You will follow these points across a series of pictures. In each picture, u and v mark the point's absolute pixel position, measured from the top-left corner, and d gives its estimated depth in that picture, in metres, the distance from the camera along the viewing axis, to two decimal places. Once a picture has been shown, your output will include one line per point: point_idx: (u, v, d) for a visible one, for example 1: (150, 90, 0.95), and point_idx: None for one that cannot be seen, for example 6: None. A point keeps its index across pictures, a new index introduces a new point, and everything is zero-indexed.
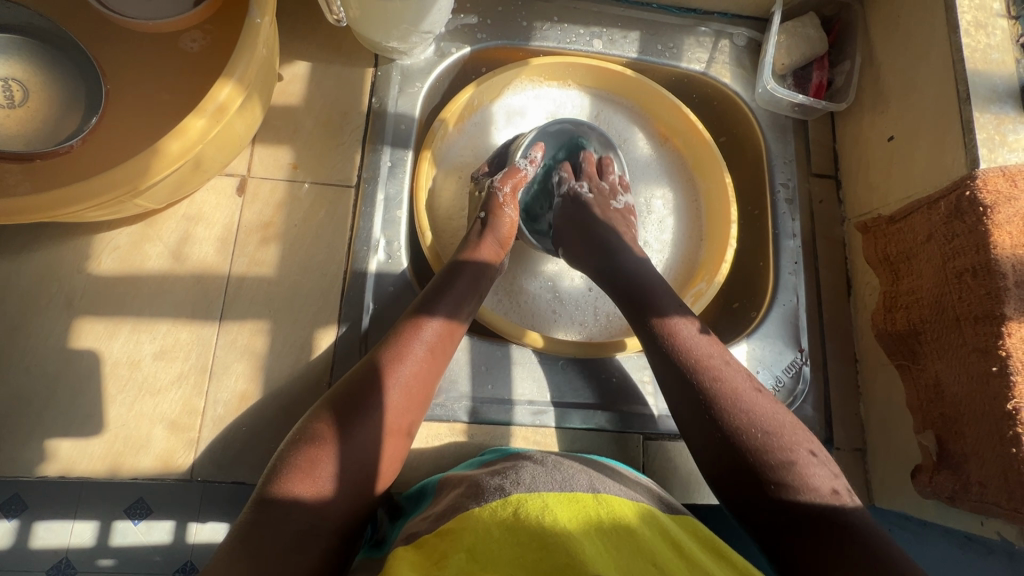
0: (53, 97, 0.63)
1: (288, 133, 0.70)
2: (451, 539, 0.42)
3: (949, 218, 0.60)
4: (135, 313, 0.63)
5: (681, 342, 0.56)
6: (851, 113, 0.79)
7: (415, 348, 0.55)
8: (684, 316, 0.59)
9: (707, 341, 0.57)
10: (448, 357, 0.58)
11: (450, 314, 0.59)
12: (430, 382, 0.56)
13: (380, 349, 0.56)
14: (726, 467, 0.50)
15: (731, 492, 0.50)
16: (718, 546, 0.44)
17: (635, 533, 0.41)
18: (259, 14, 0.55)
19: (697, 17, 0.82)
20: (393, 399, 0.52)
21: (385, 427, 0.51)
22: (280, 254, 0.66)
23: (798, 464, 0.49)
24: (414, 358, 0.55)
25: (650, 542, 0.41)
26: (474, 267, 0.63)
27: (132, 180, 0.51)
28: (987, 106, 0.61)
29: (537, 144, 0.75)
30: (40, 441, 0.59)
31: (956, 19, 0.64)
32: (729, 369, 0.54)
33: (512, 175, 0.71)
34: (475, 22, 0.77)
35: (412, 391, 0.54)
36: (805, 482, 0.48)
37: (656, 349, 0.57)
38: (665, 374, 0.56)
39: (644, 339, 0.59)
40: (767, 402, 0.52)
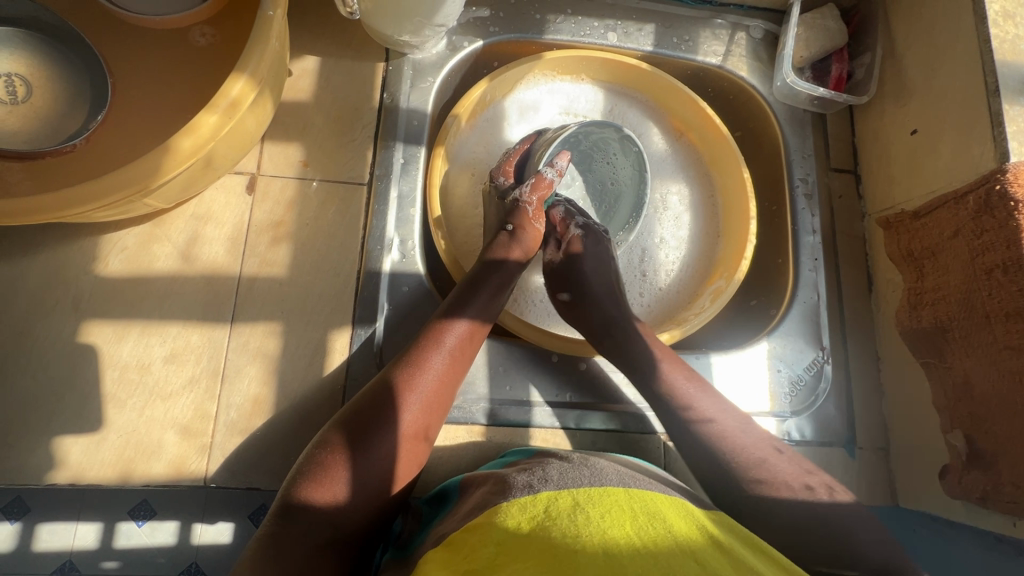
0: (58, 94, 0.61)
1: (298, 130, 0.68)
2: (479, 536, 0.40)
3: (978, 212, 0.59)
4: (143, 316, 0.62)
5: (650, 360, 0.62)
6: (871, 106, 0.77)
7: (430, 354, 0.54)
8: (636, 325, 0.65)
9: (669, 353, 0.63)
10: (469, 362, 0.57)
11: (468, 314, 0.57)
12: (450, 388, 0.54)
13: (401, 356, 0.55)
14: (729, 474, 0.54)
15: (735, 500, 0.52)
16: (761, 544, 0.42)
17: (672, 527, 0.39)
18: (271, 6, 0.53)
19: (712, 9, 0.81)
20: (411, 407, 0.51)
21: (402, 432, 0.50)
22: (292, 254, 0.65)
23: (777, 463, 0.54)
24: (432, 365, 0.54)
25: (686, 536, 0.39)
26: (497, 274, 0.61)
27: (142, 179, 0.50)
28: (1017, 99, 0.59)
29: (564, 152, 0.70)
30: (49, 448, 0.58)
31: (984, 9, 0.62)
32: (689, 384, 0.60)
33: (540, 187, 0.68)
34: (487, 15, 0.76)
35: (430, 396, 0.53)
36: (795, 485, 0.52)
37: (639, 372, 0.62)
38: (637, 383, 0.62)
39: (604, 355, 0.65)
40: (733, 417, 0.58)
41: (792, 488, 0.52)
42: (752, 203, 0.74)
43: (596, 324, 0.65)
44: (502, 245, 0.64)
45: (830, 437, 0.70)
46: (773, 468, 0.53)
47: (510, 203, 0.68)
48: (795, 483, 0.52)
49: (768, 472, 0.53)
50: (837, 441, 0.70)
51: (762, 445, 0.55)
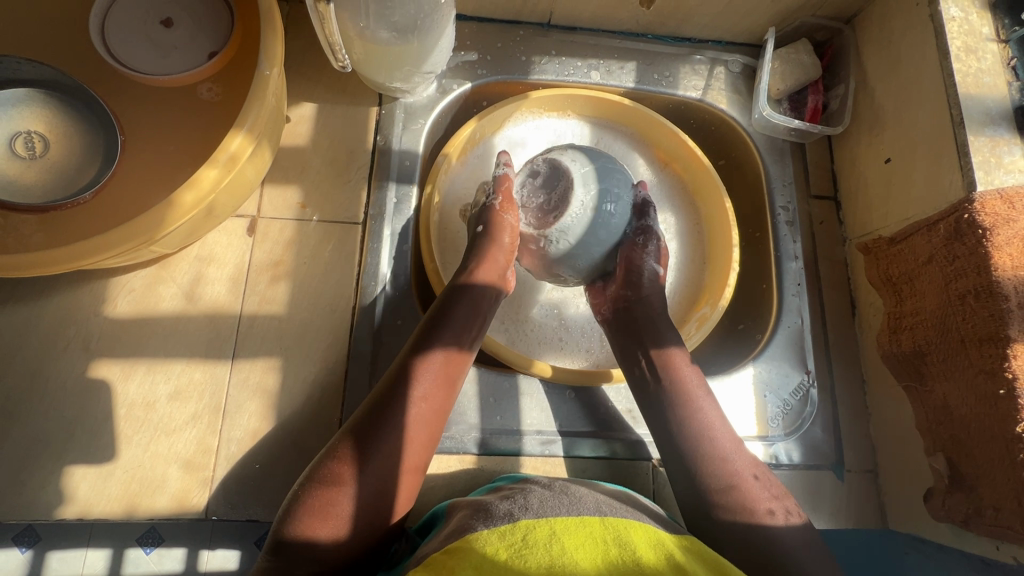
0: (75, 149, 0.66)
1: (296, 173, 0.72)
2: (459, 558, 0.42)
3: (949, 239, 0.61)
4: (149, 355, 0.65)
5: (671, 372, 0.63)
6: (847, 135, 0.80)
7: (422, 385, 0.57)
8: (676, 347, 0.65)
9: (696, 375, 0.64)
10: (454, 386, 0.60)
11: (459, 342, 0.60)
12: (437, 415, 0.57)
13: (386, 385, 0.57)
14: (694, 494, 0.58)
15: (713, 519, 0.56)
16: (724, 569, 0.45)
17: (638, 555, 0.42)
18: (268, 66, 0.57)
19: (691, 46, 0.84)
20: (397, 440, 0.54)
21: (402, 464, 0.54)
22: (290, 292, 0.68)
23: (752, 490, 0.56)
24: (429, 396, 0.57)
25: (651, 563, 0.42)
26: (488, 296, 0.64)
27: (147, 231, 0.53)
28: (982, 130, 0.61)
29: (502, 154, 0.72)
30: (58, 484, 0.61)
31: (947, 45, 0.65)
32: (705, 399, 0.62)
33: (502, 185, 0.69)
34: (475, 58, 0.80)
35: (425, 426, 0.56)
36: (768, 510, 0.55)
37: (656, 383, 0.64)
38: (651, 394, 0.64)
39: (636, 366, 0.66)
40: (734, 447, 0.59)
41: (757, 515, 0.55)
42: (735, 232, 0.77)
43: (638, 329, 0.67)
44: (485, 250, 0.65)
45: (817, 460, 0.71)
46: (745, 494, 0.56)
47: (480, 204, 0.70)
48: (759, 508, 0.55)
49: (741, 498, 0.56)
50: (825, 463, 0.71)
51: (745, 471, 0.58)
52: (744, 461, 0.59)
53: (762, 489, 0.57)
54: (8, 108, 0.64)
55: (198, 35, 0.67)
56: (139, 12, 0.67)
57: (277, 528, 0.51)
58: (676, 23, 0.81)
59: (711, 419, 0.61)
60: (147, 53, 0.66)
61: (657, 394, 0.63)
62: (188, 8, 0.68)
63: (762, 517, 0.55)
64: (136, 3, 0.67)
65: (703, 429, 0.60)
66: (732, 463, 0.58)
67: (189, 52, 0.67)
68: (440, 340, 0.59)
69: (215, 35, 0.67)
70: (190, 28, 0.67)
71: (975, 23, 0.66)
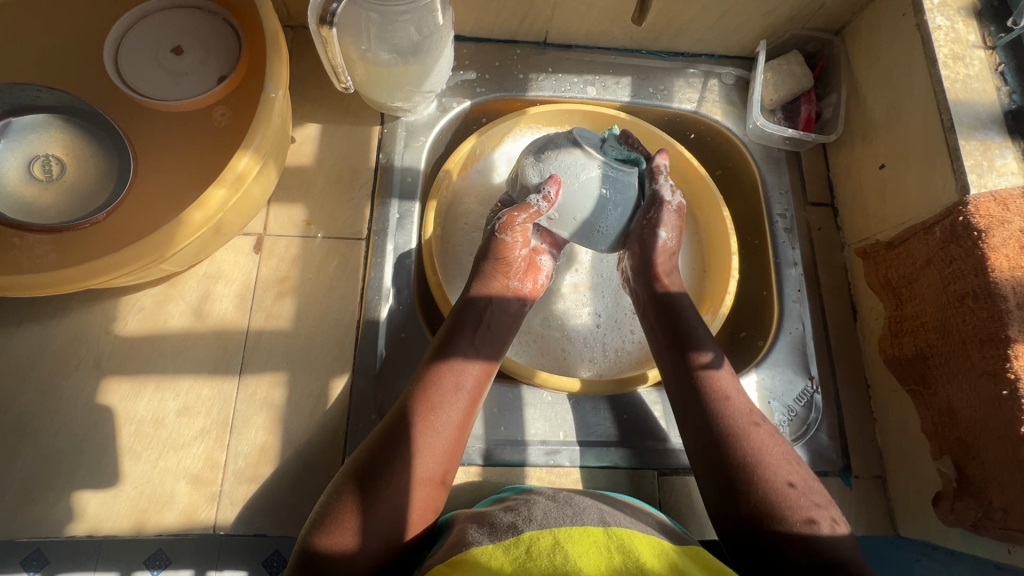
0: (90, 171, 0.68)
1: (301, 192, 0.74)
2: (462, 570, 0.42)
3: (945, 242, 0.61)
4: (158, 371, 0.66)
5: (712, 379, 0.62)
6: (841, 143, 0.81)
7: (440, 395, 0.58)
8: (715, 353, 0.64)
9: (734, 381, 0.63)
10: (478, 395, 0.61)
11: (475, 353, 0.62)
12: (459, 426, 0.59)
13: (408, 399, 0.59)
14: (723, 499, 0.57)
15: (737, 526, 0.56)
16: None
17: (641, 562, 0.43)
18: (273, 88, 0.59)
19: (685, 59, 0.86)
20: (420, 451, 0.55)
21: (417, 476, 0.54)
22: (296, 307, 0.69)
23: (788, 496, 0.55)
24: (449, 408, 0.58)
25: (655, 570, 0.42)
26: (501, 309, 0.66)
27: (158, 249, 0.55)
28: (973, 134, 0.62)
29: (526, 209, 0.67)
30: (68, 501, 0.61)
31: (934, 53, 0.66)
32: (736, 403, 0.61)
33: (511, 219, 0.67)
34: (474, 77, 0.82)
35: (443, 439, 0.57)
36: (805, 519, 0.54)
37: (694, 386, 0.62)
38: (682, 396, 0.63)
39: (668, 369, 0.65)
40: (779, 456, 0.58)
41: (794, 522, 0.53)
42: (734, 240, 0.78)
43: (680, 334, 0.66)
44: (484, 272, 0.67)
45: (825, 466, 0.71)
46: (778, 500, 0.55)
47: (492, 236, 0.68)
48: (796, 515, 0.54)
49: (772, 505, 0.54)
50: (832, 469, 0.71)
51: (782, 478, 0.56)
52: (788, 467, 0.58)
53: (798, 495, 0.55)
54: (29, 133, 0.67)
55: (207, 61, 0.70)
56: (152, 42, 0.70)
57: (298, 542, 0.51)
58: (669, 38, 0.83)
59: (744, 419, 0.60)
60: (160, 80, 0.69)
61: (692, 396, 0.62)
62: (197, 37, 0.70)
63: (796, 523, 0.53)
64: (149, 33, 0.70)
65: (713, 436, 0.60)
66: (769, 467, 0.57)
67: (200, 79, 0.69)
68: (457, 351, 0.61)
69: (223, 61, 0.70)
70: (199, 55, 0.70)
71: (962, 31, 0.67)
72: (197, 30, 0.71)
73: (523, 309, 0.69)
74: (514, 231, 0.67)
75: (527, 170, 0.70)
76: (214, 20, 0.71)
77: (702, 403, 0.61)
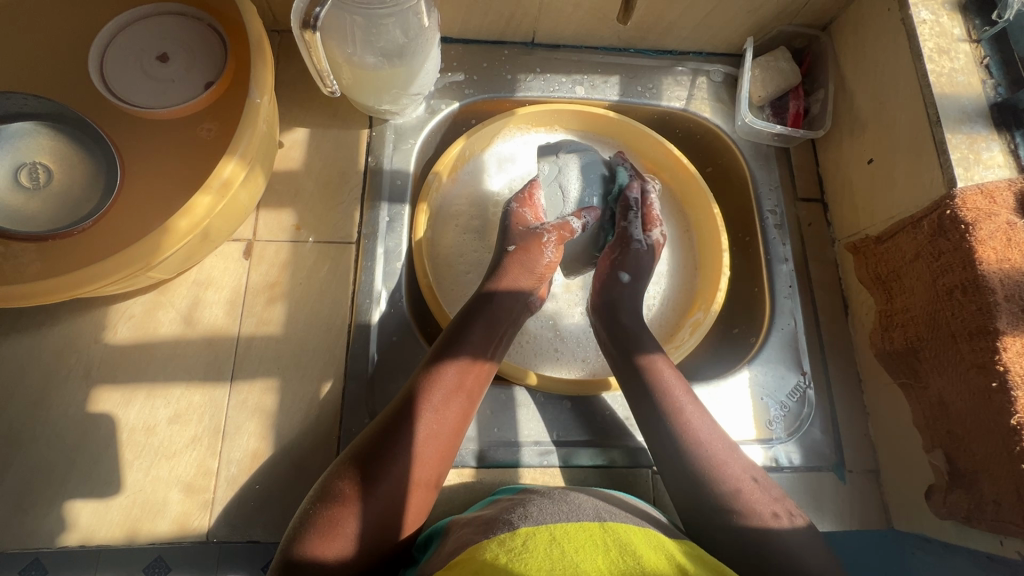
0: (76, 178, 0.68)
1: (290, 196, 0.74)
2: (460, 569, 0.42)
3: (933, 235, 0.61)
4: (149, 379, 0.66)
5: (656, 383, 0.62)
6: (829, 138, 0.81)
7: (440, 397, 0.58)
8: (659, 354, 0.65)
9: (681, 384, 0.63)
10: (473, 396, 0.60)
11: (480, 353, 0.62)
12: (454, 428, 0.58)
13: (399, 400, 0.58)
14: (685, 499, 0.58)
15: (703, 525, 0.56)
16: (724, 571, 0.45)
17: (638, 555, 0.43)
18: (258, 94, 0.59)
19: (673, 57, 0.86)
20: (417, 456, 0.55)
21: (414, 480, 0.54)
22: (287, 312, 0.69)
23: (748, 492, 0.56)
24: (448, 410, 0.58)
25: (654, 565, 0.42)
26: (510, 299, 0.66)
27: (144, 257, 0.55)
28: (959, 127, 0.62)
29: (565, 225, 0.73)
30: (60, 511, 0.61)
31: (919, 47, 0.66)
32: (692, 407, 0.61)
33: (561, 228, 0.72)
34: (462, 79, 0.82)
35: (441, 441, 0.57)
36: (764, 513, 0.54)
37: (644, 391, 0.63)
38: (637, 401, 0.63)
39: (621, 371, 0.65)
40: (727, 458, 0.58)
41: (761, 517, 0.54)
42: (725, 237, 0.78)
43: (624, 345, 0.66)
44: (509, 269, 0.68)
45: (818, 461, 0.71)
46: (747, 497, 0.55)
47: (534, 238, 0.70)
48: (764, 511, 0.55)
49: (742, 503, 0.55)
50: (826, 465, 0.71)
51: (739, 475, 0.57)
52: (736, 466, 0.58)
53: (760, 492, 0.56)
54: (15, 141, 0.67)
55: (193, 68, 0.69)
56: (137, 50, 0.69)
57: (281, 549, 0.50)
58: (657, 37, 0.83)
59: (699, 421, 0.60)
60: (145, 88, 0.69)
61: (643, 402, 0.62)
62: (183, 44, 0.70)
63: (766, 519, 0.54)
64: (134, 41, 0.70)
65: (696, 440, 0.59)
66: (730, 467, 0.57)
67: (186, 85, 0.69)
68: (460, 353, 0.60)
69: (210, 68, 0.69)
70: (185, 62, 0.70)
71: (946, 25, 0.67)
72: (183, 37, 0.70)
73: (525, 310, 0.68)
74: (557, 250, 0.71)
75: (567, 175, 0.83)
76: (199, 26, 0.71)
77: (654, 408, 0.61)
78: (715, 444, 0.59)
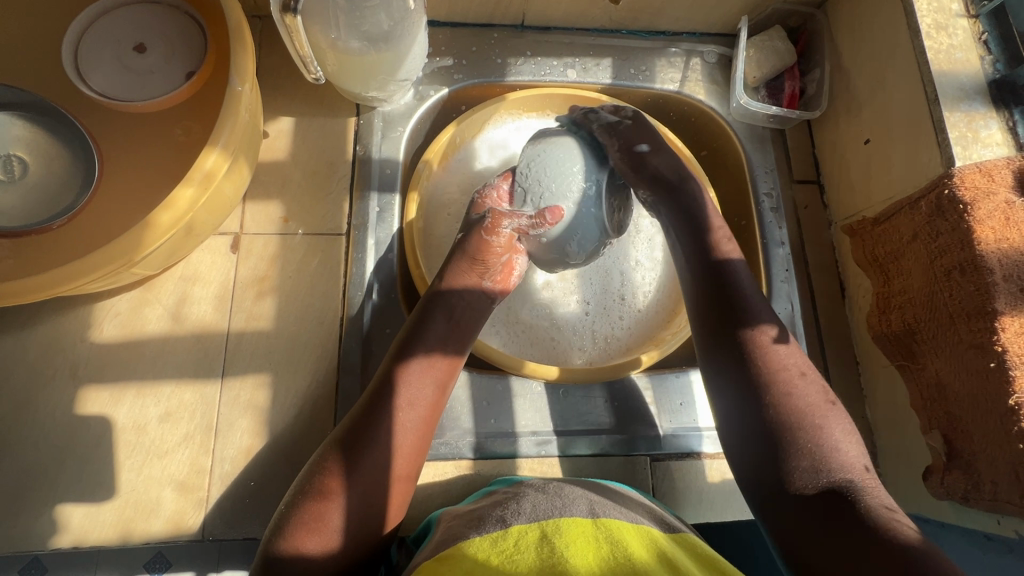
0: (53, 172, 0.66)
1: (277, 188, 0.72)
2: (450, 564, 0.42)
3: (931, 216, 0.61)
4: (138, 377, 0.64)
5: (767, 350, 0.57)
6: (825, 119, 0.80)
7: (409, 392, 0.57)
8: (774, 323, 0.59)
9: (792, 355, 0.58)
10: (447, 390, 0.60)
11: (446, 348, 0.60)
12: (427, 420, 0.57)
13: (372, 392, 0.57)
14: (792, 479, 0.51)
15: (810, 506, 0.50)
16: (719, 566, 0.44)
17: (629, 553, 0.42)
18: (239, 82, 0.57)
19: (666, 38, 0.84)
20: (394, 449, 0.54)
21: (395, 473, 0.54)
22: (276, 307, 0.68)
23: (870, 481, 0.51)
24: (417, 399, 0.57)
25: (644, 561, 0.42)
26: (476, 297, 0.64)
27: (127, 253, 0.53)
28: (957, 105, 0.61)
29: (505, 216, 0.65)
30: (51, 513, 0.60)
31: (917, 23, 0.65)
32: (812, 386, 0.56)
33: (496, 221, 0.65)
34: (451, 63, 0.80)
35: (411, 436, 0.56)
36: (889, 504, 0.49)
37: (743, 356, 0.57)
38: (735, 368, 0.57)
39: (718, 339, 0.59)
40: (842, 439, 0.53)
41: (887, 506, 0.49)
42: (720, 222, 0.77)
43: (729, 304, 0.60)
44: (461, 260, 0.65)
45: None
46: (869, 485, 0.50)
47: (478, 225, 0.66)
48: (886, 500, 0.49)
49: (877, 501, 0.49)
50: None
51: (861, 464, 0.52)
52: (857, 454, 0.52)
53: (882, 483, 0.51)
54: None
55: (173, 57, 0.67)
56: (111, 40, 0.67)
57: (261, 546, 0.50)
58: (649, 18, 0.81)
59: (821, 401, 0.55)
60: (124, 80, 0.66)
61: (746, 369, 0.57)
62: (160, 32, 0.68)
63: (891, 509, 0.49)
64: (109, 30, 0.67)
65: (807, 413, 0.53)
66: (849, 453, 0.52)
67: (166, 75, 0.67)
68: (422, 348, 0.59)
69: (189, 57, 0.67)
70: (163, 52, 0.67)
71: (944, 1, 0.66)
72: (160, 27, 0.68)
73: (492, 304, 0.66)
74: (499, 234, 0.65)
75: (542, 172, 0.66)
76: (176, 13, 0.68)
77: (759, 376, 0.56)
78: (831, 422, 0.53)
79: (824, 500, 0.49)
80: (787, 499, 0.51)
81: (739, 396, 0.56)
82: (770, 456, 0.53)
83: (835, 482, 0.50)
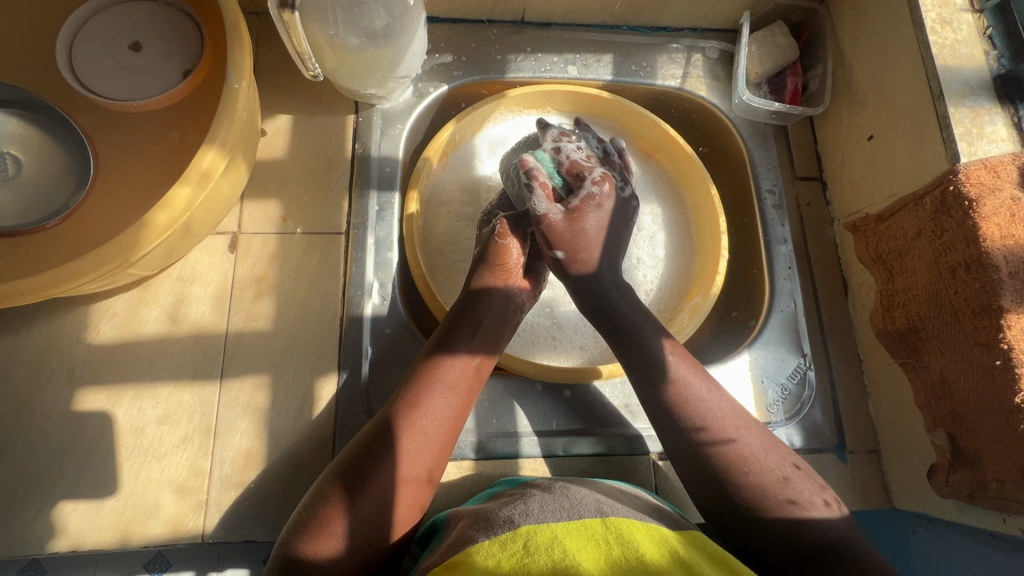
0: (47, 170, 0.65)
1: (276, 186, 0.71)
2: (458, 570, 0.41)
3: (935, 213, 0.60)
4: (136, 378, 0.64)
5: (660, 368, 0.58)
6: (828, 115, 0.80)
7: (442, 397, 0.57)
8: (664, 338, 0.61)
9: (689, 365, 0.59)
10: (476, 393, 0.60)
11: (473, 351, 0.60)
12: (455, 424, 0.57)
13: (399, 396, 0.57)
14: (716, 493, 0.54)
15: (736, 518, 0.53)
16: (728, 559, 0.44)
17: (638, 548, 0.42)
18: (236, 78, 0.56)
19: (667, 34, 0.84)
20: (408, 452, 0.54)
21: (408, 477, 0.53)
22: (275, 307, 0.67)
23: (792, 482, 0.53)
24: (442, 410, 0.57)
25: (653, 555, 0.41)
26: (504, 299, 0.63)
27: (122, 254, 0.52)
28: (962, 101, 0.61)
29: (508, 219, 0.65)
30: (49, 517, 0.59)
31: (921, 18, 0.64)
32: (710, 396, 0.57)
33: (508, 226, 0.64)
34: (450, 60, 0.79)
35: (434, 440, 0.55)
36: (816, 504, 0.51)
37: (643, 380, 0.59)
38: (644, 392, 0.59)
39: (623, 362, 0.61)
40: (754, 442, 0.55)
41: (810, 508, 0.51)
42: (723, 219, 0.76)
43: (618, 325, 0.61)
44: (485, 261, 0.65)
45: (819, 443, 0.71)
46: (792, 488, 0.52)
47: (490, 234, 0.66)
48: (814, 500, 0.52)
49: (787, 495, 0.52)
50: (826, 446, 0.71)
51: (779, 465, 0.54)
52: (773, 456, 0.54)
53: (804, 480, 0.53)
54: None
55: (169, 54, 0.66)
56: (105, 37, 0.66)
57: (277, 549, 0.50)
58: (650, 13, 0.81)
59: (727, 412, 0.56)
60: (119, 77, 0.65)
61: (653, 392, 0.58)
62: (156, 29, 0.67)
63: (814, 508, 0.51)
64: (103, 27, 0.66)
65: (712, 426, 0.55)
66: (764, 458, 0.54)
67: (161, 71, 0.66)
68: (456, 350, 0.59)
69: (185, 54, 0.66)
70: (159, 50, 0.66)
71: None
72: (156, 24, 0.67)
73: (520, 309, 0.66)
74: (511, 236, 0.64)
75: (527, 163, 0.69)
76: (172, 10, 0.67)
77: (662, 399, 0.58)
78: (742, 432, 0.55)
79: (755, 511, 0.52)
80: (725, 515, 0.54)
81: (660, 419, 0.58)
82: (693, 476, 0.56)
83: (762, 491, 0.52)
